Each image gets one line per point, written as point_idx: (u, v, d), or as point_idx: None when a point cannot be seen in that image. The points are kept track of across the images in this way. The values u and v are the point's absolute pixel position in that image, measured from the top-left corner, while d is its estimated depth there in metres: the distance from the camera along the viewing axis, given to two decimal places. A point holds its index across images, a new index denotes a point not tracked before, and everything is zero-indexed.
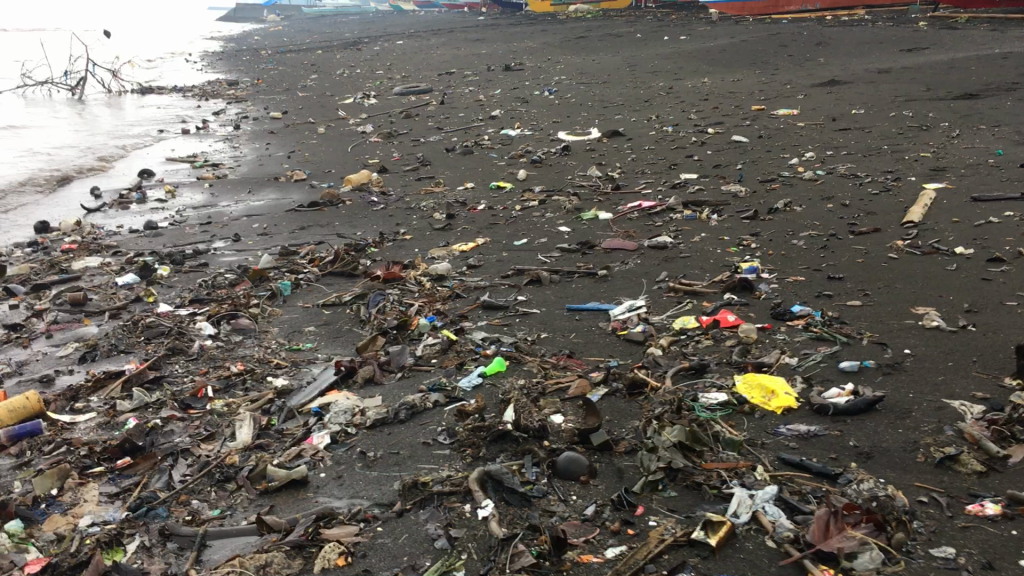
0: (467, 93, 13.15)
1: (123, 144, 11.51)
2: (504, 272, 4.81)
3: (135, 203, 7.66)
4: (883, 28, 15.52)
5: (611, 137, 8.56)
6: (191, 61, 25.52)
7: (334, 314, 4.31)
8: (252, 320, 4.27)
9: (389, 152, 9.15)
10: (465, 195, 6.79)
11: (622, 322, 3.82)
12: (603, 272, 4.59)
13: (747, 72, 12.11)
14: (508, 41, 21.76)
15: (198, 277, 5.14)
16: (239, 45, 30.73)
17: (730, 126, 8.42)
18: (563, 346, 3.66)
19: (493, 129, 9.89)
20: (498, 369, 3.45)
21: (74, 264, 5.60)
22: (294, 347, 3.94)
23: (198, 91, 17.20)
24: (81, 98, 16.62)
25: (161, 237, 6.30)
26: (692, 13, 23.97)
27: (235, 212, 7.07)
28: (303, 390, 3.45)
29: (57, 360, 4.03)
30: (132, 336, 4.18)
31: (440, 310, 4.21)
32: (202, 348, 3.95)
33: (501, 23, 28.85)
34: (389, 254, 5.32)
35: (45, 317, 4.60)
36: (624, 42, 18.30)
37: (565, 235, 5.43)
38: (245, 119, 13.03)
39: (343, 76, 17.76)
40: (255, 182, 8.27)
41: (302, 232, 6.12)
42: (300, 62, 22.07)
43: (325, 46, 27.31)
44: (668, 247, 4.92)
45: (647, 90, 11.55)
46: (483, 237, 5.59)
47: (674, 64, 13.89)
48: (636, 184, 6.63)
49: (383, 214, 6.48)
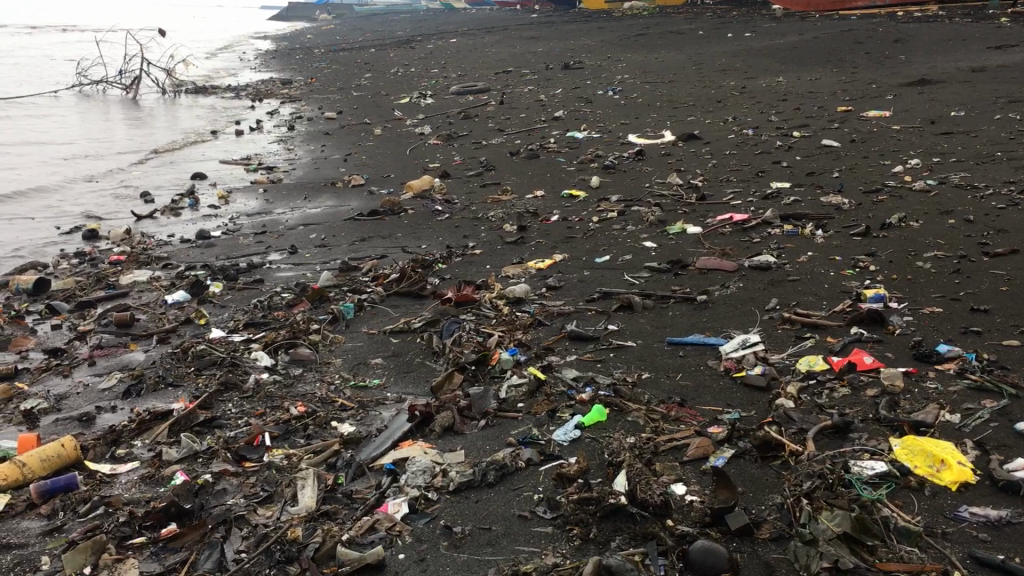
0: (527, 92, 12.70)
1: (176, 144, 11.23)
2: (588, 295, 4.32)
3: (186, 210, 7.30)
4: (963, 25, 14.73)
5: (688, 141, 8.03)
6: (244, 59, 25.46)
7: (403, 343, 3.86)
8: (312, 350, 3.84)
9: (450, 155, 8.72)
10: (535, 204, 6.32)
11: (736, 362, 3.31)
12: (703, 298, 4.07)
13: (824, 71, 11.48)
14: (565, 38, 21.26)
15: (253, 295, 4.74)
16: (291, 44, 30.81)
17: (817, 129, 7.85)
18: (671, 390, 3.16)
19: (558, 131, 9.41)
20: (599, 419, 2.97)
21: (121, 278, 5.23)
22: (360, 384, 3.50)
23: (252, 90, 17.01)
24: (134, 98, 16.45)
25: (213, 248, 5.92)
26: (754, 9, 23.21)
27: (291, 220, 6.68)
28: (373, 440, 2.99)
29: (98, 394, 3.63)
30: (181, 366, 3.77)
31: (523, 342, 3.73)
32: (257, 384, 3.52)
33: (554, 20, 28.33)
34: (460, 272, 4.87)
35: (89, 342, 4.21)
36: (686, 40, 17.70)
37: (653, 252, 4.93)
38: (298, 120, 12.68)
39: (399, 74, 17.43)
40: (310, 187, 7.87)
41: (363, 245, 5.69)
42: (354, 60, 21.81)
43: (377, 44, 27.04)
44: (773, 267, 4.39)
45: (718, 90, 10.98)
46: (560, 253, 5.11)
47: (742, 62, 13.28)
48: (723, 193, 6.10)
49: (449, 223, 6.04)
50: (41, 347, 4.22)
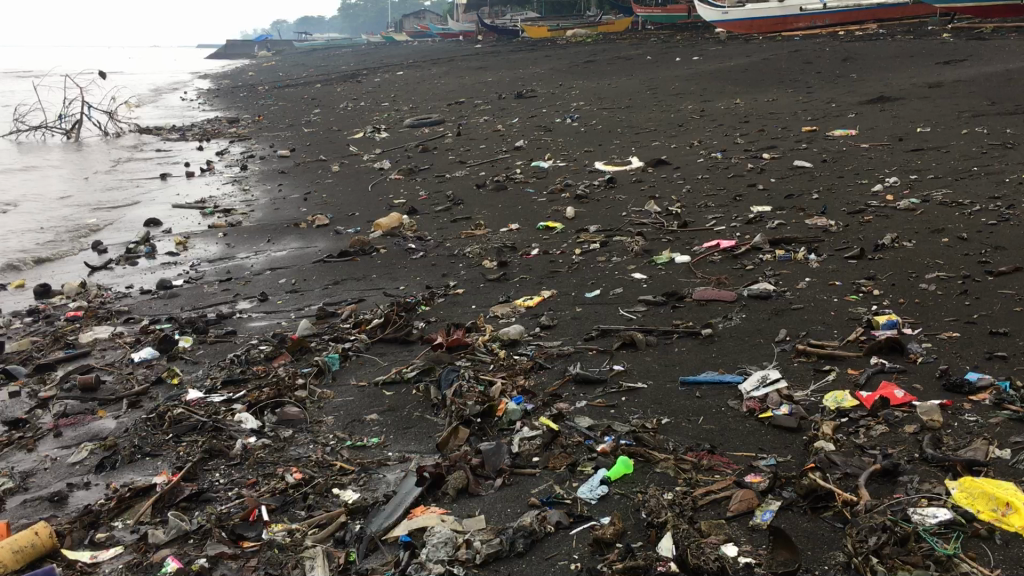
0: (484, 122, 12.54)
1: (125, 189, 10.85)
2: (585, 334, 4.13)
3: (143, 257, 6.97)
4: (906, 42, 14.94)
5: (657, 166, 7.92)
6: (186, 99, 24.99)
7: (398, 396, 3.62)
8: (301, 408, 3.57)
9: (414, 190, 8.49)
10: (512, 238, 6.13)
11: (759, 401, 3.13)
12: (708, 332, 3.90)
13: (780, 91, 11.51)
14: (514, 67, 21.21)
15: (227, 348, 4.47)
16: (234, 81, 30.39)
17: (786, 149, 7.79)
18: (696, 436, 2.96)
19: (522, 161, 9.25)
20: (625, 472, 2.76)
21: (81, 336, 4.91)
22: (358, 444, 3.25)
23: (199, 130, 16.64)
24: (76, 142, 15.98)
25: (177, 298, 5.63)
26: (698, 33, 23.41)
27: (257, 264, 6.40)
28: (381, 509, 2.74)
29: (69, 468, 3.33)
30: (158, 433, 3.49)
31: (528, 389, 3.51)
32: (244, 449, 3.25)
33: (499, 49, 28.39)
34: (446, 314, 4.64)
35: (52, 410, 3.90)
36: (634, 65, 17.76)
37: (644, 285, 4.76)
38: (251, 159, 12.36)
39: (350, 109, 17.19)
40: (272, 229, 7.60)
41: (337, 289, 5.45)
42: (301, 96, 21.52)
43: (322, 79, 26.78)
44: (774, 296, 4.23)
45: (678, 113, 10.94)
46: (547, 289, 4.92)
47: (696, 85, 13.29)
48: (704, 218, 5.98)
49: (425, 262, 5.81)
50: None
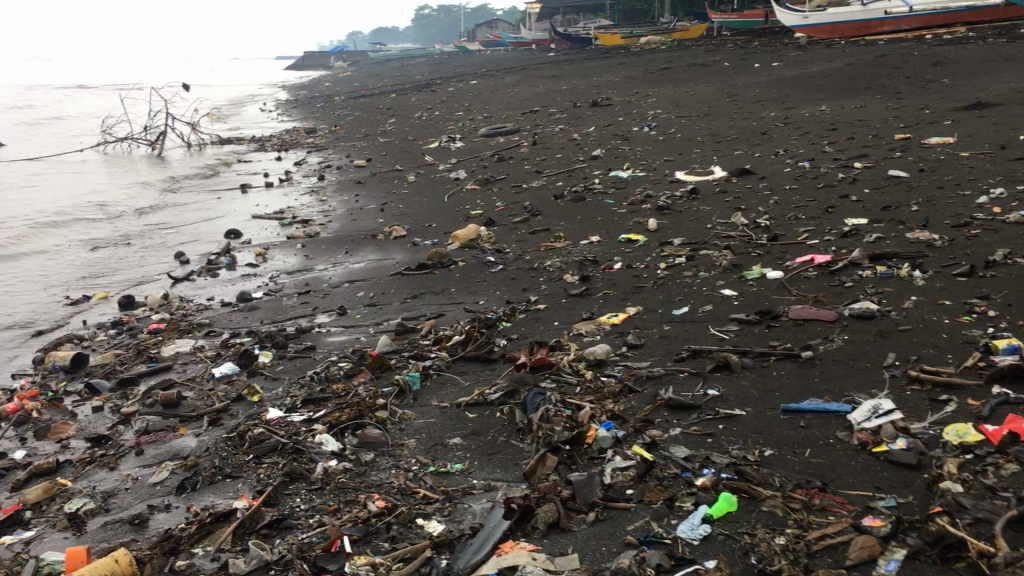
0: (559, 131, 12.39)
1: (204, 200, 10.97)
2: (675, 355, 3.94)
3: (223, 269, 6.99)
4: (999, 45, 14.34)
5: (741, 176, 7.67)
6: (264, 110, 25.39)
7: (481, 418, 3.48)
8: (382, 430, 3.46)
9: (491, 200, 8.39)
10: (593, 251, 5.96)
11: (872, 434, 2.90)
12: (808, 355, 3.67)
13: (867, 98, 11.13)
14: (588, 75, 21.02)
15: (307, 364, 4.39)
16: (310, 92, 30.80)
17: (879, 158, 7.47)
18: (804, 472, 2.76)
19: (600, 171, 9.07)
20: (729, 509, 2.58)
21: (163, 349, 4.90)
22: (441, 470, 3.12)
23: (277, 141, 16.85)
24: (159, 153, 16.31)
25: (257, 311, 5.60)
26: (777, 38, 22.91)
27: (335, 276, 6.36)
28: (469, 543, 2.60)
29: (150, 489, 3.27)
30: (238, 452, 3.41)
31: (617, 414, 3.34)
32: (326, 473, 3.16)
33: (572, 58, 28.26)
34: (529, 331, 4.49)
35: (134, 427, 3.87)
36: (712, 71, 17.43)
37: (735, 302, 4.54)
38: (328, 170, 12.42)
39: (424, 118, 17.23)
40: (349, 240, 7.57)
41: (416, 303, 5.36)
42: (376, 106, 21.68)
43: (397, 89, 26.99)
44: (878, 316, 3.98)
45: (760, 121, 10.64)
46: (633, 305, 4.74)
47: (778, 92, 12.94)
48: (795, 232, 5.73)
49: (504, 276, 5.68)
50: (82, 434, 3.88)
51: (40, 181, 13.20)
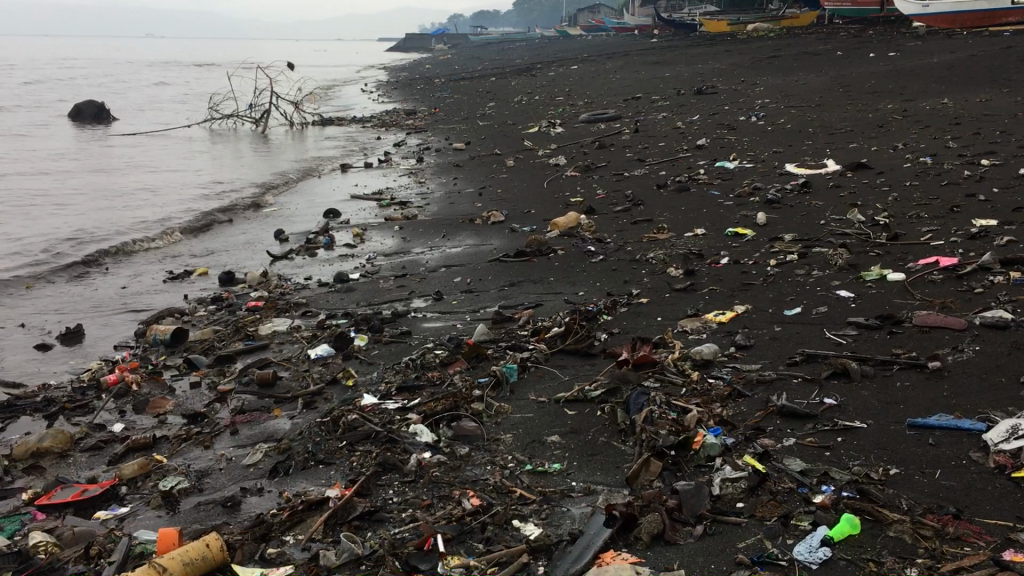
0: (662, 119, 12.10)
1: (306, 179, 11.08)
2: (788, 358, 3.72)
3: (321, 248, 7.00)
4: None
5: (856, 170, 7.31)
6: (366, 91, 25.63)
7: (581, 416, 3.34)
8: (478, 423, 3.36)
9: (591, 188, 8.21)
10: (698, 244, 5.74)
11: (1011, 457, 2.64)
12: (935, 366, 3.41)
13: (993, 92, 10.51)
14: (692, 62, 20.54)
15: (402, 350, 4.32)
16: (412, 74, 31.02)
17: (1008, 156, 7.01)
18: (934, 495, 2.53)
19: (705, 161, 8.79)
20: (850, 532, 2.38)
21: (260, 327, 4.91)
22: (539, 469, 3.00)
23: (378, 122, 16.96)
24: (263, 131, 16.62)
25: (354, 292, 5.57)
26: (893, 27, 21.96)
27: (432, 260, 6.29)
28: (568, 550, 2.47)
29: (243, 471, 3.24)
30: (332, 438, 3.36)
31: (726, 420, 3.15)
32: (419, 465, 3.07)
33: (676, 44, 27.70)
34: (631, 326, 4.33)
35: (229, 406, 3.86)
36: (823, 60, 16.80)
37: (853, 305, 4.28)
38: (427, 152, 12.41)
39: (524, 103, 17.10)
40: (447, 223, 7.50)
41: (514, 291, 5.24)
42: (476, 90, 21.62)
43: (497, 72, 26.93)
44: (1012, 326, 3.68)
45: (876, 113, 10.16)
46: (741, 303, 4.51)
47: (895, 83, 12.36)
48: (917, 231, 5.40)
49: (605, 266, 5.52)
50: (180, 410, 3.89)
51: (150, 156, 13.56)
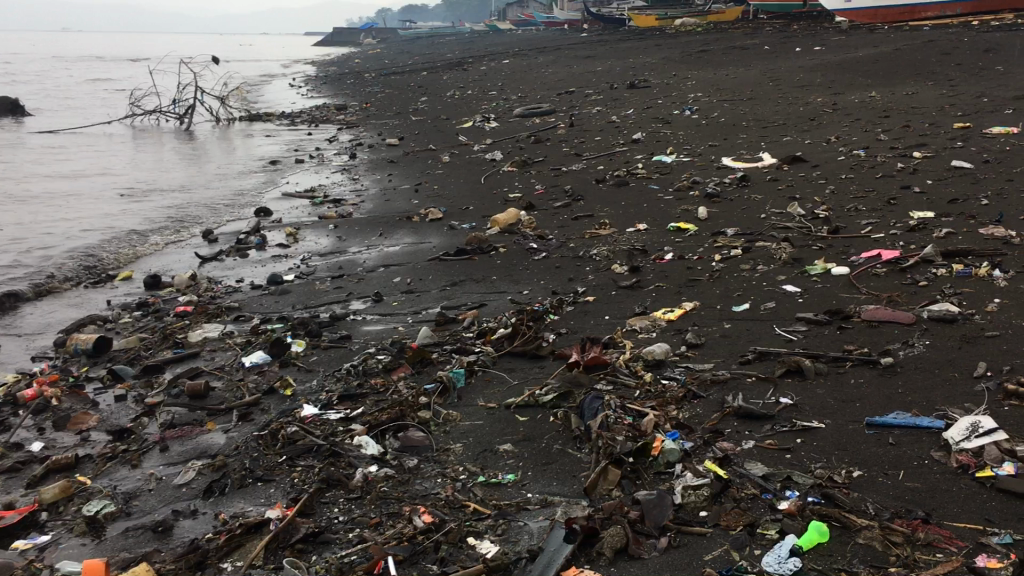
0: (597, 113, 12.05)
1: (234, 176, 10.74)
2: (740, 356, 3.65)
3: (253, 249, 6.75)
4: None
5: (792, 163, 7.33)
6: (294, 87, 25.12)
7: (533, 423, 3.22)
8: (426, 433, 3.21)
9: (529, 184, 8.10)
10: (640, 240, 5.67)
11: (974, 456, 2.59)
12: (888, 362, 3.37)
13: (918, 84, 10.70)
14: (624, 56, 20.59)
15: (341, 356, 4.14)
16: (341, 69, 30.58)
17: (939, 148, 7.10)
18: (899, 498, 2.47)
19: (642, 155, 8.75)
20: (819, 541, 2.30)
21: (190, 334, 4.68)
22: (493, 481, 2.87)
23: (307, 117, 16.60)
24: (188, 127, 16.13)
25: (289, 294, 5.36)
26: (816, 22, 22.32)
27: (370, 260, 6.11)
28: (527, 569, 2.34)
29: (175, 491, 3.04)
30: (271, 452, 3.18)
31: (683, 423, 3.06)
32: (366, 480, 2.91)
33: (606, 39, 27.78)
34: (578, 326, 4.22)
35: (159, 420, 3.64)
36: (751, 54, 16.97)
37: (800, 300, 4.24)
38: (359, 148, 12.17)
39: (457, 97, 16.91)
40: (384, 221, 7.31)
41: (456, 291, 5.10)
42: (407, 84, 21.35)
43: (428, 67, 26.67)
44: (960, 319, 3.67)
45: (807, 107, 10.25)
46: (689, 300, 4.44)
47: (823, 77, 12.51)
48: (857, 224, 5.40)
49: (548, 264, 5.41)
50: (104, 426, 3.66)
51: (69, 155, 13.04)
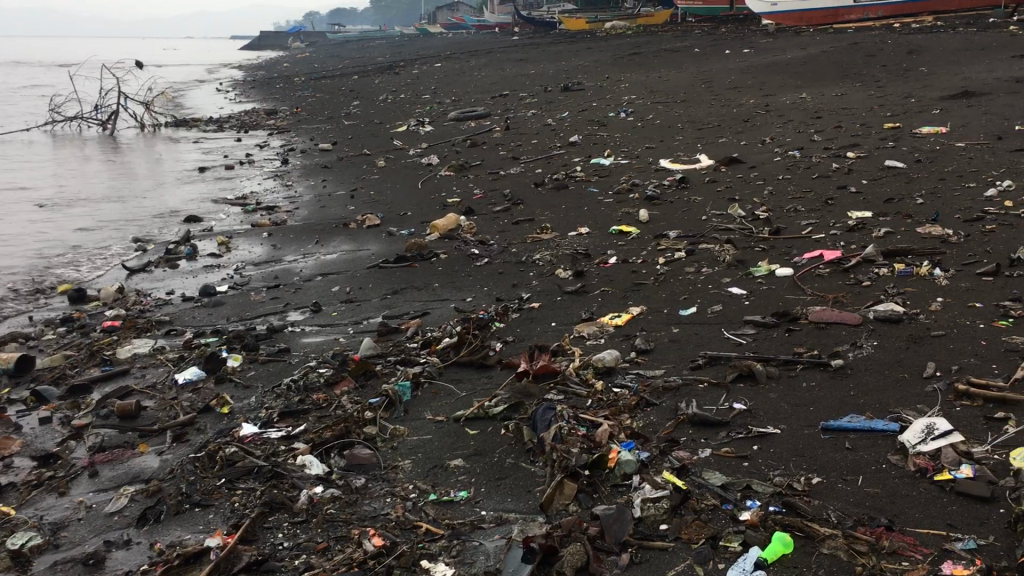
0: (532, 116, 12.00)
1: (162, 184, 10.43)
2: (690, 362, 3.60)
3: (184, 259, 6.52)
4: (970, 32, 14.17)
5: (729, 164, 7.36)
6: (221, 91, 24.59)
7: (484, 436, 3.12)
8: (373, 450, 3.09)
9: (467, 188, 7.99)
10: (583, 244, 5.61)
11: (932, 459, 2.58)
12: (838, 364, 3.35)
13: (847, 86, 10.88)
14: (556, 59, 20.61)
15: (281, 370, 3.99)
16: (269, 72, 30.08)
17: (872, 148, 7.20)
18: (861, 505, 2.43)
19: (580, 157, 8.72)
20: (784, 552, 2.25)
21: (119, 350, 4.46)
22: (445, 499, 2.76)
23: (236, 122, 16.25)
24: (111, 133, 15.66)
25: (224, 306, 5.17)
26: (744, 24, 22.63)
27: (306, 269, 5.94)
28: None
29: (107, 520, 2.86)
30: (209, 475, 3.02)
31: (638, 432, 2.99)
32: (311, 503, 2.78)
33: (537, 42, 27.82)
34: (525, 334, 4.13)
35: (87, 443, 3.45)
36: (682, 57, 17.12)
37: (746, 302, 4.22)
38: (291, 153, 11.93)
39: (390, 101, 16.73)
40: (319, 228, 7.14)
41: (397, 299, 4.98)
42: (338, 88, 21.07)
43: (359, 70, 26.38)
44: (906, 319, 3.68)
45: (740, 108, 10.34)
46: (636, 304, 4.39)
47: (755, 78, 12.65)
48: (797, 225, 5.42)
49: (490, 270, 5.32)
50: (28, 451, 3.45)
51: None
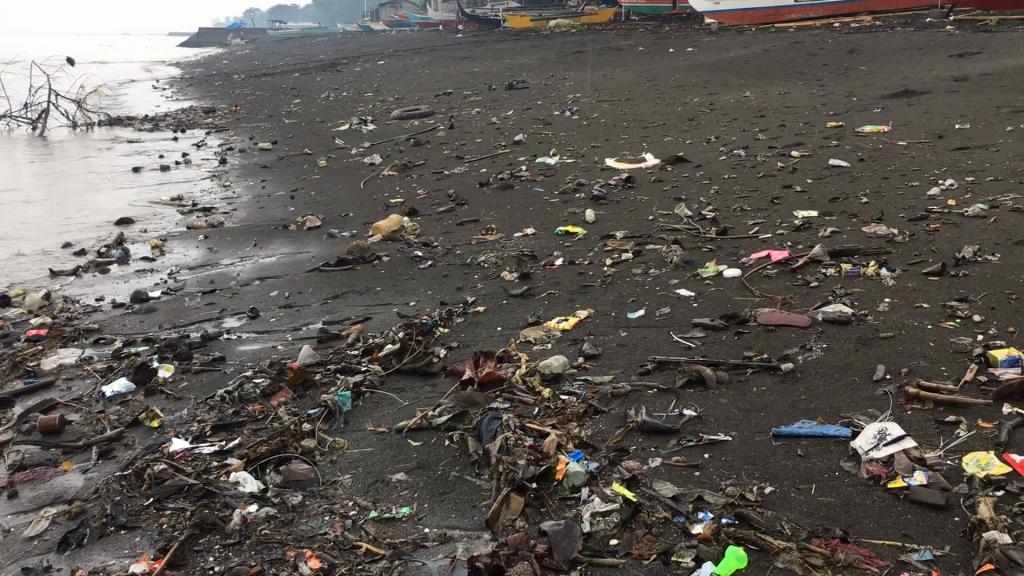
0: (477, 115, 11.88)
1: (93, 185, 10.09)
2: (639, 367, 3.52)
3: (115, 263, 6.28)
4: (908, 32, 14.38)
5: (675, 163, 7.33)
6: (157, 89, 24.01)
7: (427, 449, 3.00)
8: (310, 466, 2.95)
9: (411, 188, 7.85)
10: (528, 245, 5.51)
11: (885, 466, 2.52)
12: (788, 367, 3.30)
13: (790, 85, 10.95)
14: (500, 57, 20.50)
15: (215, 380, 3.82)
16: (207, 70, 29.48)
17: (815, 147, 7.22)
18: (816, 515, 2.37)
19: (525, 156, 8.62)
20: (738, 567, 2.18)
21: (43, 361, 4.24)
22: (387, 516, 2.64)
23: (173, 121, 15.86)
24: (42, 132, 15.16)
25: (156, 313, 4.97)
26: (687, 24, 22.77)
27: (244, 272, 5.76)
28: None
29: (25, 545, 2.68)
30: (136, 495, 2.85)
31: (586, 441, 2.90)
32: (245, 523, 2.63)
33: (481, 40, 27.68)
34: (470, 339, 4.02)
35: (6, 461, 3.25)
36: (626, 56, 17.13)
37: (694, 305, 4.16)
38: (229, 152, 11.66)
39: (333, 99, 16.47)
40: (258, 230, 6.94)
41: (338, 304, 4.83)
42: (280, 86, 20.71)
43: (300, 68, 25.98)
44: (854, 321, 3.64)
45: (685, 107, 10.34)
46: (583, 308, 4.30)
47: (698, 77, 12.69)
48: (743, 225, 5.39)
49: (435, 272, 5.20)
50: None
51: None
